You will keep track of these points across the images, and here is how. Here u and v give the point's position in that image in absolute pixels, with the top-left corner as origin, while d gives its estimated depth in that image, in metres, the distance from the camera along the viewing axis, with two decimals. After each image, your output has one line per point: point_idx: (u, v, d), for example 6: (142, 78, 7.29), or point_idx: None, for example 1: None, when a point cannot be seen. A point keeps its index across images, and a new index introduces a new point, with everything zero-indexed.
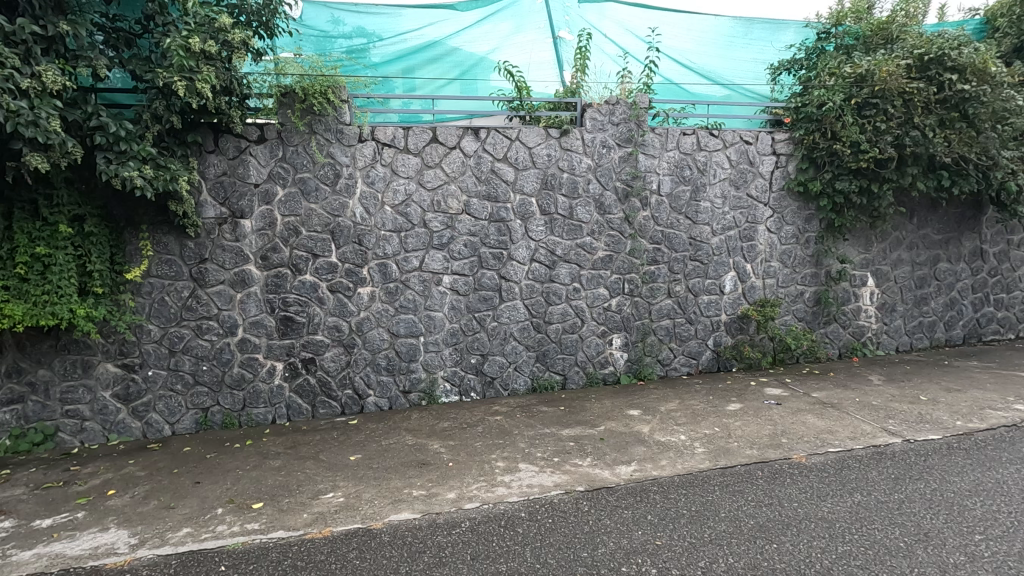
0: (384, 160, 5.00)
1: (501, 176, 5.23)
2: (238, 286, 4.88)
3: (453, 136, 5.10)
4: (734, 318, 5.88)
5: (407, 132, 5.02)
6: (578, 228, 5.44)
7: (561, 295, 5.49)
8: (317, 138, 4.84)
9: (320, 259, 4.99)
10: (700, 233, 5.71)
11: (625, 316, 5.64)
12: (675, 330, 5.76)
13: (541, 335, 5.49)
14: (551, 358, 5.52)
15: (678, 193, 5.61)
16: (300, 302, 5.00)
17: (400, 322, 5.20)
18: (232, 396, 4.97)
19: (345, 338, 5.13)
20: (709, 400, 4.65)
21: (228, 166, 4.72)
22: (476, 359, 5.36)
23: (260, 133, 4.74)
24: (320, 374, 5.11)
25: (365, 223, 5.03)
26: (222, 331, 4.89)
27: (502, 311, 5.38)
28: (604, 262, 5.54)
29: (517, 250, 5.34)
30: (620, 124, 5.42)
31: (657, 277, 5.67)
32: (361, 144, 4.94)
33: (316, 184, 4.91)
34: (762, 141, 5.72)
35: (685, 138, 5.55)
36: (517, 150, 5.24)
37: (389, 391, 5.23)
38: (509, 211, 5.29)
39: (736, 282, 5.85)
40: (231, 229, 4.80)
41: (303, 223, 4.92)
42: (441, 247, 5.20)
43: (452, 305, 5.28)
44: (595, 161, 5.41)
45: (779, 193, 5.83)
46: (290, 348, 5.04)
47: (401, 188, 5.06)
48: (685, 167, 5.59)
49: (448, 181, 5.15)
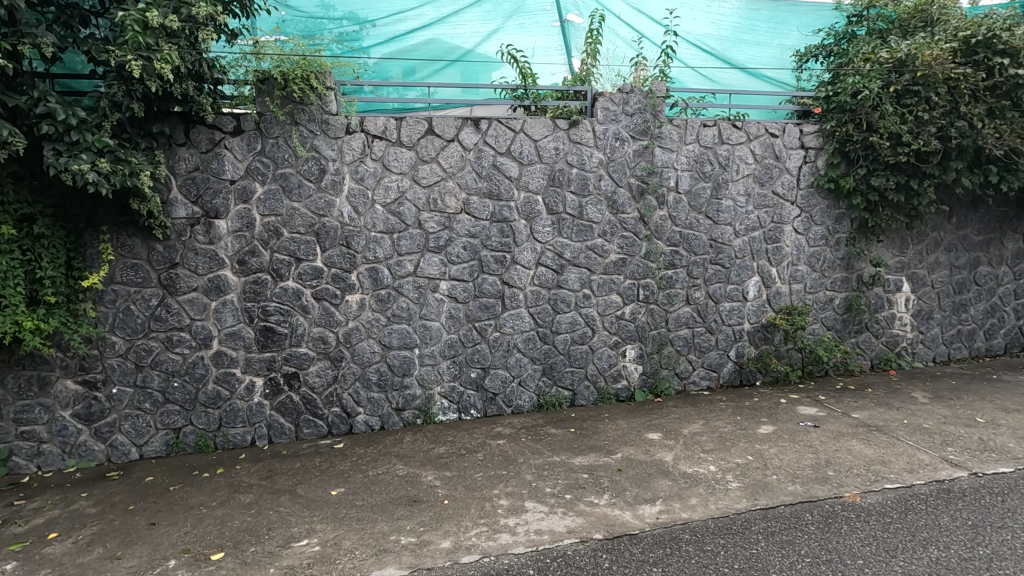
0: (375, 153, 4.52)
1: (504, 172, 4.75)
2: (213, 294, 4.40)
3: (451, 127, 4.62)
4: (758, 327, 5.40)
5: (400, 122, 4.53)
6: (588, 230, 4.96)
7: (570, 303, 5.01)
8: (300, 130, 4.36)
9: (304, 263, 4.51)
10: (721, 234, 5.22)
11: (640, 326, 5.16)
12: (693, 340, 5.29)
13: (548, 346, 5.01)
14: (559, 371, 5.04)
15: (698, 191, 5.11)
16: (282, 311, 4.53)
17: (393, 332, 4.72)
18: (207, 415, 4.50)
19: (332, 351, 4.65)
20: (737, 421, 4.15)
21: (200, 161, 4.24)
22: (477, 373, 4.89)
23: (236, 124, 4.25)
24: (304, 390, 4.64)
25: (354, 223, 4.55)
26: (195, 343, 4.42)
27: (505, 320, 4.90)
28: (616, 266, 5.05)
29: (522, 253, 4.86)
30: (635, 115, 4.93)
31: (675, 282, 5.18)
32: (349, 136, 4.46)
33: (299, 180, 4.43)
34: (790, 134, 5.22)
35: (706, 130, 5.06)
36: (522, 143, 4.75)
37: (381, 408, 4.76)
38: (512, 210, 4.80)
39: (760, 288, 5.37)
40: (204, 230, 4.32)
41: (285, 224, 4.45)
42: (437, 249, 4.71)
43: (450, 314, 4.80)
44: (608, 156, 4.92)
45: (808, 190, 5.34)
46: (271, 362, 4.56)
47: (394, 184, 4.58)
48: (705, 162, 5.10)
49: (445, 177, 4.67)
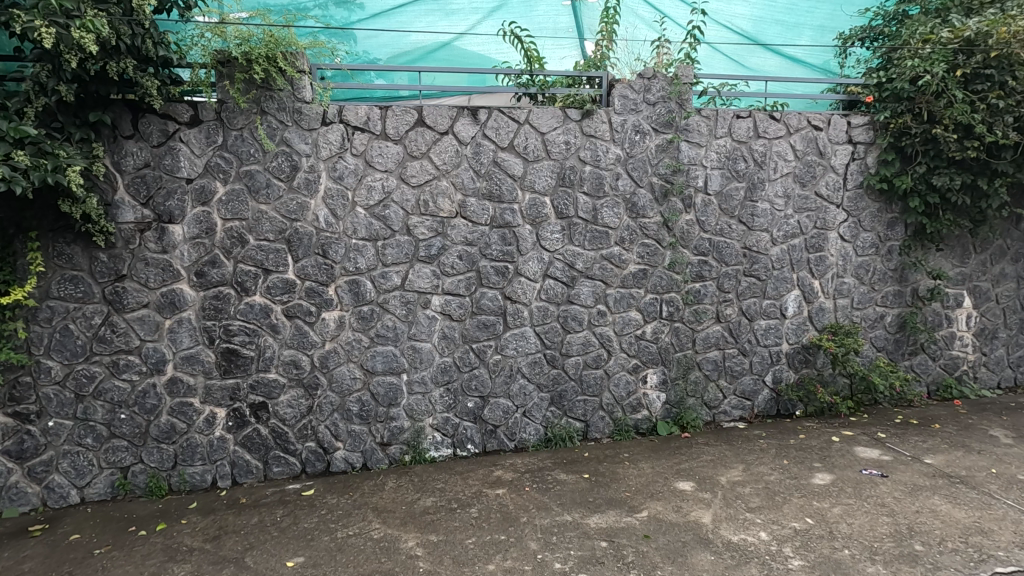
0: (356, 147, 3.89)
1: (506, 169, 4.10)
2: (166, 311, 3.78)
3: (444, 117, 3.99)
4: (798, 348, 4.71)
5: (385, 111, 3.90)
6: (604, 236, 4.29)
7: (583, 321, 4.34)
8: (267, 120, 3.75)
9: (273, 276, 3.89)
10: (756, 241, 4.54)
11: (663, 348, 4.49)
12: (724, 364, 4.62)
13: (557, 371, 4.35)
14: (569, 400, 4.38)
15: (730, 191, 4.44)
16: (247, 331, 3.90)
17: (377, 355, 4.08)
18: (160, 451, 3.87)
19: (306, 377, 4.01)
20: (785, 467, 3.45)
21: (151, 156, 3.64)
22: (475, 403, 4.24)
23: (193, 113, 3.64)
24: (274, 423, 4.01)
25: (332, 229, 3.92)
26: (145, 368, 3.79)
27: (508, 341, 4.24)
28: (636, 278, 4.38)
29: (526, 263, 4.20)
30: (657, 104, 4.27)
31: (703, 297, 4.51)
32: (325, 127, 3.84)
33: (267, 179, 3.81)
34: (836, 126, 4.54)
35: (739, 121, 4.38)
36: (526, 136, 4.11)
37: (363, 443, 4.12)
38: (516, 213, 4.15)
39: (801, 304, 4.68)
40: (156, 237, 3.71)
41: (251, 230, 3.83)
42: (429, 259, 4.07)
43: (443, 334, 4.15)
44: (626, 151, 4.26)
45: (855, 191, 4.65)
46: (234, 390, 3.93)
47: (378, 183, 3.95)
48: (738, 159, 4.42)
49: (437, 176, 4.03)
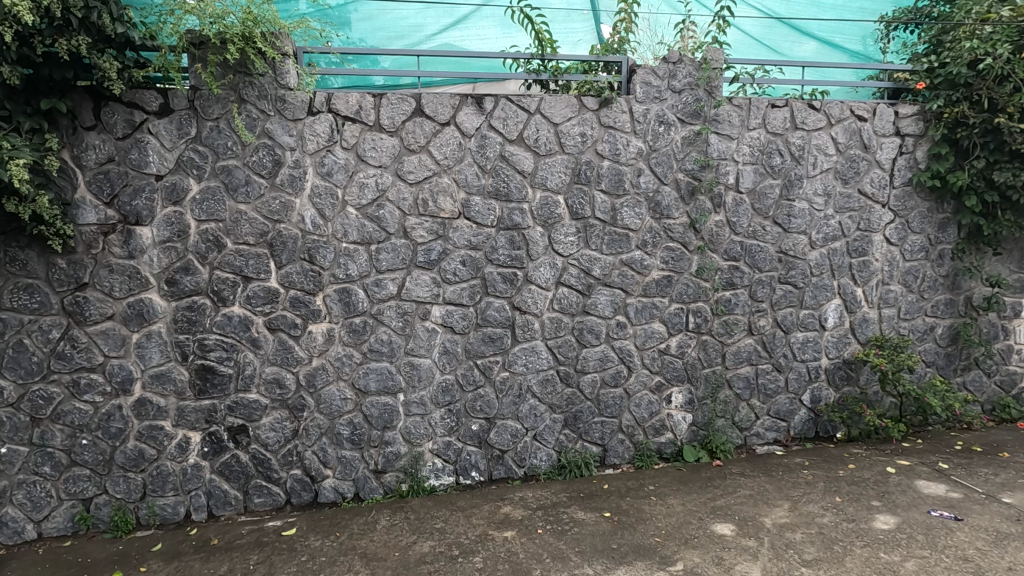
0: (346, 140, 3.47)
1: (515, 165, 3.67)
2: (133, 323, 3.36)
3: (445, 106, 3.56)
4: (839, 364, 4.25)
5: (379, 99, 3.47)
6: (624, 239, 3.84)
7: (600, 334, 3.89)
8: (246, 109, 3.34)
9: (253, 284, 3.47)
10: (793, 245, 4.07)
11: (689, 364, 4.04)
12: (756, 381, 4.15)
13: (571, 390, 3.90)
14: (585, 422, 3.94)
15: (764, 189, 3.98)
16: (224, 346, 3.48)
17: (370, 373, 3.65)
18: (126, 481, 3.45)
19: (291, 398, 3.58)
20: (839, 507, 2.98)
21: (116, 150, 3.23)
22: (480, 426, 3.81)
23: (162, 101, 3.24)
24: (254, 448, 3.58)
25: (320, 231, 3.50)
26: (109, 389, 3.38)
27: (516, 357, 3.80)
28: (660, 286, 3.92)
29: (537, 270, 3.76)
30: (683, 92, 3.82)
31: (734, 307, 4.05)
32: (312, 117, 3.42)
33: (246, 175, 3.39)
34: (882, 117, 4.07)
35: (775, 111, 3.93)
36: (538, 127, 3.67)
37: (355, 471, 3.69)
38: (525, 214, 3.71)
39: (842, 314, 4.22)
40: (122, 240, 3.29)
41: (229, 232, 3.41)
42: (429, 265, 3.64)
43: (444, 348, 3.72)
44: (649, 145, 3.81)
45: (903, 189, 4.18)
46: (210, 412, 3.50)
47: (371, 180, 3.52)
48: (773, 154, 3.96)
49: (438, 172, 3.60)
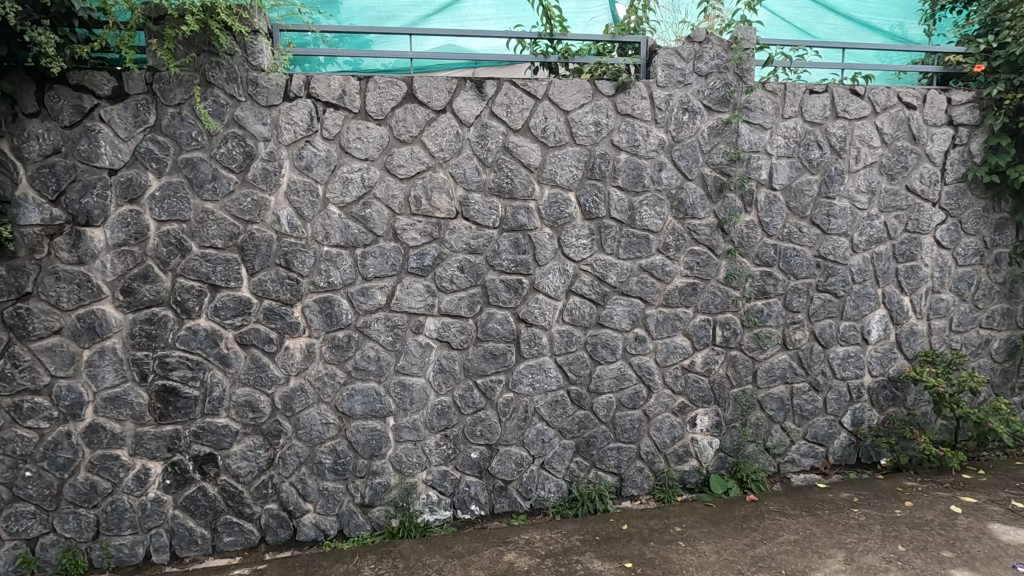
0: (328, 129, 3.04)
1: (520, 158, 3.23)
2: (84, 339, 2.93)
3: (441, 91, 3.13)
4: (884, 383, 3.79)
5: (365, 83, 3.05)
6: (643, 242, 3.40)
7: (616, 349, 3.44)
8: (213, 94, 2.92)
9: (222, 294, 3.04)
10: (833, 248, 3.62)
11: (716, 383, 3.59)
12: (791, 402, 3.69)
13: (584, 413, 3.46)
14: (599, 449, 3.50)
15: (801, 186, 3.53)
16: (188, 364, 3.05)
17: (355, 395, 3.21)
18: (77, 518, 3.02)
19: (265, 423, 3.15)
20: (905, 560, 2.57)
21: (62, 140, 2.82)
22: (480, 453, 3.37)
23: (116, 84, 2.83)
24: (223, 480, 3.14)
25: (298, 233, 3.07)
26: (57, 413, 2.95)
27: (522, 375, 3.36)
28: (684, 295, 3.48)
29: (545, 276, 3.32)
30: (711, 76, 3.38)
31: (767, 318, 3.60)
32: (288, 103, 3.00)
33: (213, 170, 2.96)
34: (933, 104, 3.62)
35: (813, 97, 3.48)
36: (546, 115, 3.23)
37: (339, 505, 3.26)
38: (532, 214, 3.28)
39: (887, 326, 3.76)
40: (70, 243, 2.87)
41: (194, 234, 2.98)
42: (422, 272, 3.20)
43: (440, 366, 3.28)
44: (672, 135, 3.37)
45: (955, 185, 3.72)
46: (172, 440, 3.07)
47: (356, 175, 3.09)
48: (811, 146, 3.51)
49: (432, 167, 3.17)
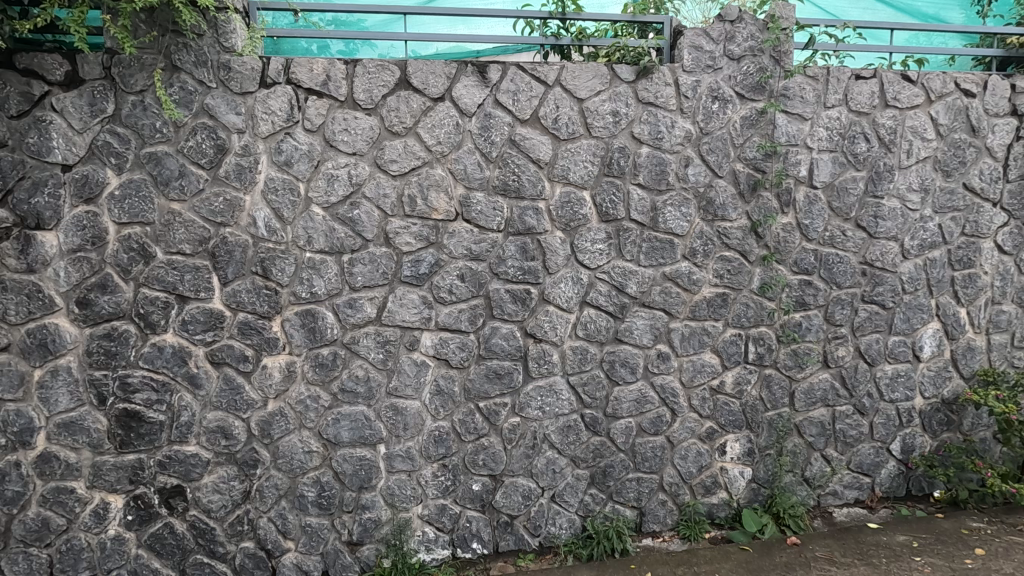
0: (310, 120, 2.69)
1: (529, 153, 2.86)
2: (35, 357, 2.59)
3: (439, 76, 2.76)
4: (937, 405, 3.36)
5: (352, 67, 2.69)
6: (668, 247, 3.01)
7: (637, 368, 3.05)
8: (179, 80, 2.58)
9: (191, 306, 2.70)
10: (881, 254, 3.21)
11: (749, 406, 3.18)
12: (833, 427, 3.28)
13: (600, 440, 3.07)
14: (617, 480, 3.11)
15: (846, 184, 3.13)
16: (153, 385, 2.70)
17: (341, 420, 2.85)
18: (28, 559, 2.68)
19: (240, 452, 2.79)
20: None
21: (9, 131, 2.48)
22: (483, 485, 2.99)
23: (69, 69, 2.49)
24: (193, 516, 2.79)
25: (276, 237, 2.72)
26: (4, 441, 2.61)
27: (530, 397, 2.98)
28: (713, 306, 3.08)
29: (557, 286, 2.94)
30: (744, 59, 2.98)
31: (806, 333, 3.19)
32: (266, 91, 2.65)
33: (180, 165, 2.61)
34: (995, 91, 3.21)
35: (859, 83, 3.08)
36: (558, 103, 2.86)
37: (324, 543, 2.90)
38: (542, 215, 2.90)
39: (941, 342, 3.33)
40: (18, 249, 2.54)
41: (158, 239, 2.64)
42: (417, 281, 2.84)
43: (437, 387, 2.91)
44: (700, 127, 2.98)
45: (1019, 183, 3.30)
46: (135, 471, 2.72)
47: (342, 171, 2.74)
48: (857, 138, 3.11)
49: (429, 162, 2.80)
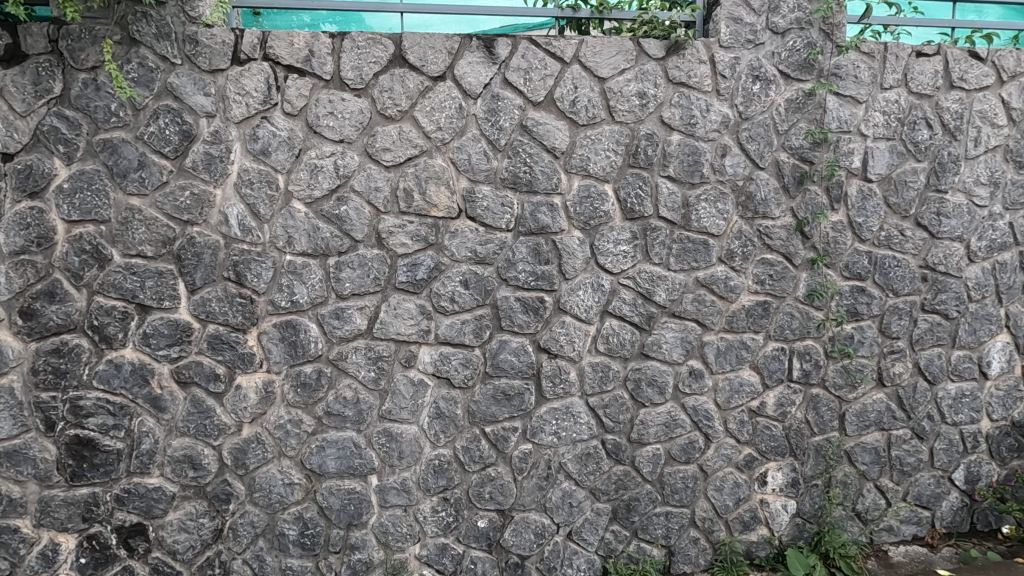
0: (290, 102, 2.33)
1: (543, 141, 2.49)
2: None
3: (439, 52, 2.39)
4: (1007, 429, 2.96)
5: (338, 41, 2.33)
6: (701, 249, 2.62)
7: (666, 388, 2.67)
8: (138, 55, 2.22)
9: (153, 317, 2.33)
10: (945, 257, 2.81)
11: (793, 430, 2.79)
12: (888, 454, 2.88)
13: (623, 469, 2.68)
14: (643, 514, 2.72)
15: (905, 176, 2.73)
16: (109, 407, 2.34)
17: (327, 447, 2.48)
18: None
19: (210, 484, 2.42)
20: None
21: None
22: (489, 521, 2.61)
23: (9, 41, 2.15)
24: (156, 558, 2.42)
25: (251, 237, 2.36)
26: None
27: (544, 420, 2.60)
28: (753, 317, 2.69)
29: (575, 293, 2.57)
30: (790, 33, 2.60)
31: (859, 346, 2.80)
32: (239, 68, 2.29)
33: (140, 154, 2.26)
34: None
35: (921, 61, 2.69)
36: (576, 83, 2.49)
37: None
38: (557, 212, 2.53)
39: (1011, 357, 2.93)
40: None
41: (115, 240, 2.28)
42: (414, 288, 2.47)
43: (437, 410, 2.53)
44: (738, 111, 2.60)
45: None
46: (88, 507, 2.35)
47: (328, 162, 2.37)
48: (918, 125, 2.72)
49: (427, 151, 2.44)
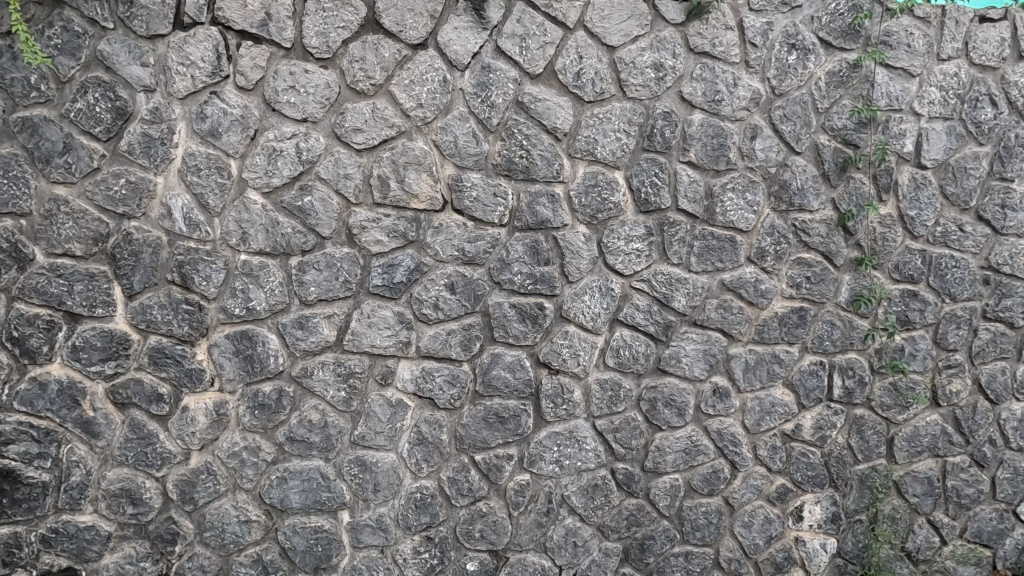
0: (243, 74, 1.98)
1: (542, 119, 2.12)
2: None
3: (419, 15, 2.04)
4: None
5: (301, 3, 1.98)
6: (727, 247, 2.25)
7: (686, 408, 2.29)
8: (63, 17, 1.88)
9: (84, 327, 1.99)
10: (1010, 256, 2.42)
11: (834, 456, 2.40)
12: (943, 484, 2.48)
13: (636, 503, 2.31)
14: (660, 555, 2.34)
15: (965, 163, 2.35)
16: (33, 433, 1.97)
17: (290, 478, 2.12)
18: None
19: (153, 522, 2.07)
20: None
21: None
22: (480, 564, 2.24)
23: None
24: None
25: (199, 234, 2.01)
26: None
27: (544, 447, 2.23)
28: (787, 326, 2.31)
29: (580, 299, 2.20)
30: None
31: (910, 360, 2.41)
32: (183, 34, 1.94)
33: (66, 136, 1.91)
34: None
35: (985, 27, 2.31)
36: (580, 52, 2.12)
37: None
38: (559, 204, 2.16)
39: None
40: None
41: (38, 236, 1.94)
42: (390, 293, 2.11)
43: (419, 434, 2.17)
44: (771, 86, 2.22)
45: None
46: (10, 550, 1.99)
47: (288, 144, 2.02)
48: (980, 102, 2.33)
49: (406, 132, 2.08)
